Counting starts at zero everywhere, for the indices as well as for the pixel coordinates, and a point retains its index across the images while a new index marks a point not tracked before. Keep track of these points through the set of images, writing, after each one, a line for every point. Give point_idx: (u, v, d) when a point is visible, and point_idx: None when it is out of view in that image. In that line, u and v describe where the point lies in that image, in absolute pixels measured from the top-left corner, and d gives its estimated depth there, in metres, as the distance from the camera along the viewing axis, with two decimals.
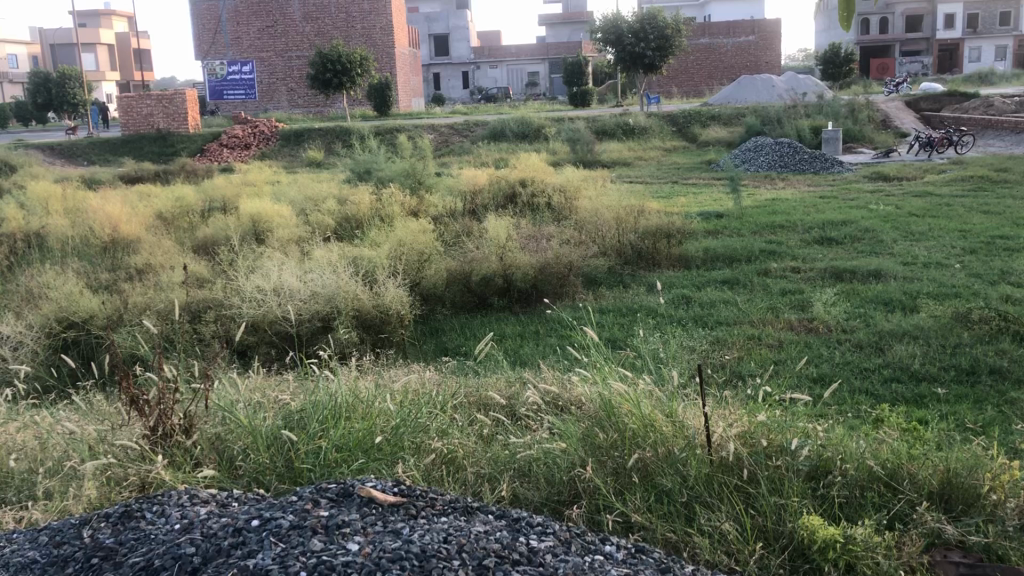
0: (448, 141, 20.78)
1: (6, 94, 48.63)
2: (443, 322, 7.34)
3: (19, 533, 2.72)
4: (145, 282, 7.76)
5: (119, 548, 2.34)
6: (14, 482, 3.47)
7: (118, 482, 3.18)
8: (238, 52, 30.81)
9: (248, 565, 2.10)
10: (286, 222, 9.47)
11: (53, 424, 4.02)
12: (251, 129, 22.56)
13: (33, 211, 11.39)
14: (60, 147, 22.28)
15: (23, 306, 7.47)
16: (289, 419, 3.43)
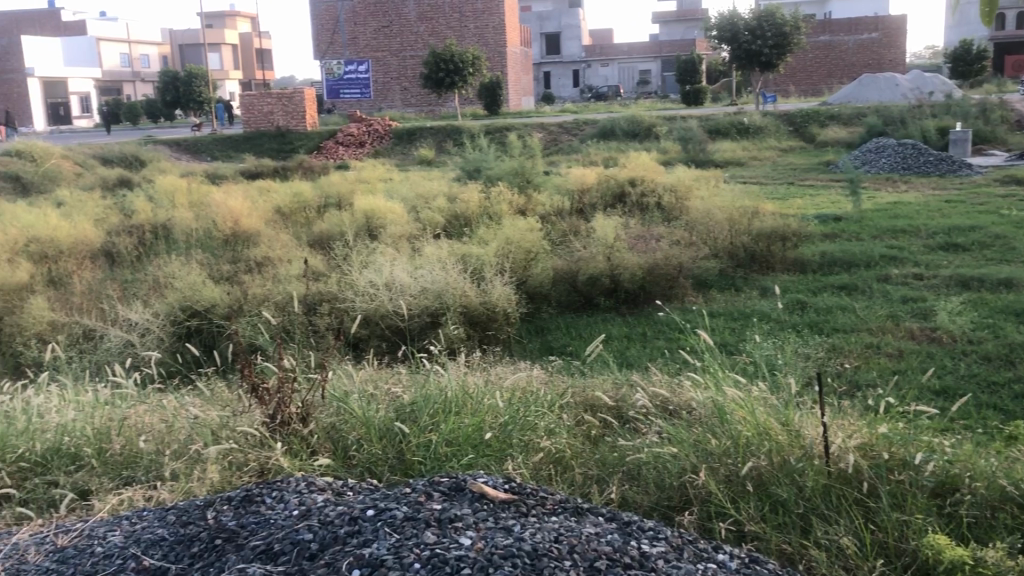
0: (557, 139, 20.76)
1: (138, 92, 51.03)
2: (549, 321, 7.36)
3: (149, 511, 2.87)
4: (263, 275, 8.04)
5: (241, 531, 2.43)
6: (143, 461, 3.67)
7: (238, 467, 3.31)
8: (354, 52, 31.51)
9: (364, 554, 2.14)
10: (398, 218, 9.68)
11: (179, 409, 4.22)
12: (365, 127, 23.09)
13: (161, 204, 11.97)
14: (185, 143, 23.31)
15: (151, 295, 7.85)
16: (401, 410, 3.49)
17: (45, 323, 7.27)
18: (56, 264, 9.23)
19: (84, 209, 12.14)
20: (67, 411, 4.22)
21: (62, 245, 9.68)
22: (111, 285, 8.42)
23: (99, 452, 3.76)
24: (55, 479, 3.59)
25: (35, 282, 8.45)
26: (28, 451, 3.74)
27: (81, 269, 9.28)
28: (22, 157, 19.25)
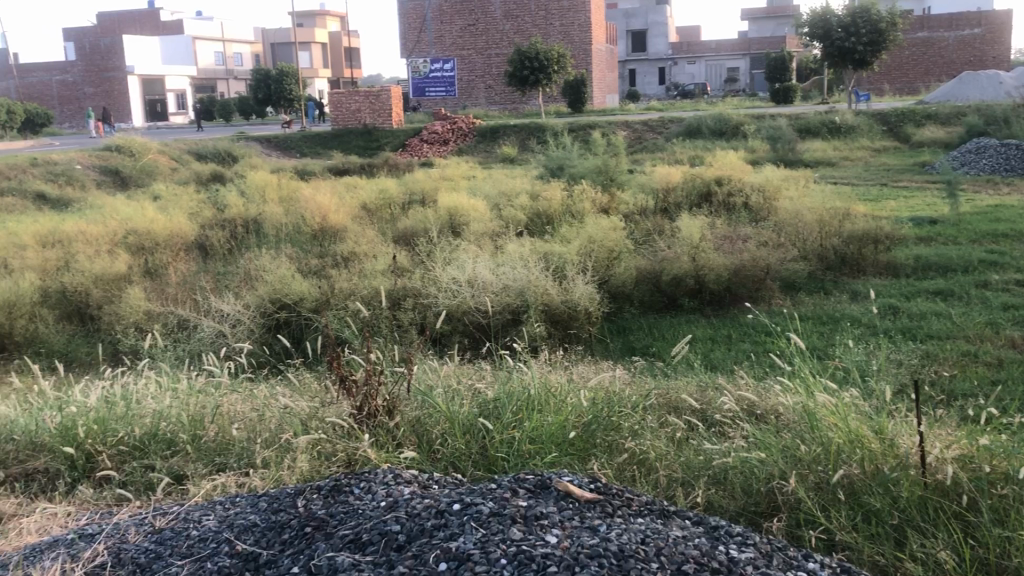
0: (642, 137, 20.61)
1: (232, 90, 52.40)
2: (631, 321, 7.32)
3: (242, 497, 2.96)
4: (350, 269, 8.20)
5: (330, 520, 2.48)
6: (234, 448, 3.80)
7: (326, 457, 3.39)
8: (440, 51, 31.93)
9: (451, 548, 2.16)
10: (481, 216, 9.74)
11: (269, 399, 4.35)
12: (450, 125, 23.29)
13: (252, 199, 12.30)
14: (276, 140, 23.92)
15: (242, 287, 8.09)
16: (484, 407, 3.53)
17: (143, 313, 7.58)
18: (153, 256, 9.60)
19: (179, 203, 12.57)
20: (164, 397, 4.39)
21: (158, 237, 10.06)
22: (204, 277, 8.71)
23: (194, 438, 3.91)
24: (152, 463, 3.74)
25: (134, 273, 8.80)
26: (127, 434, 3.90)
27: (176, 260, 9.62)
28: (122, 152, 20.03)
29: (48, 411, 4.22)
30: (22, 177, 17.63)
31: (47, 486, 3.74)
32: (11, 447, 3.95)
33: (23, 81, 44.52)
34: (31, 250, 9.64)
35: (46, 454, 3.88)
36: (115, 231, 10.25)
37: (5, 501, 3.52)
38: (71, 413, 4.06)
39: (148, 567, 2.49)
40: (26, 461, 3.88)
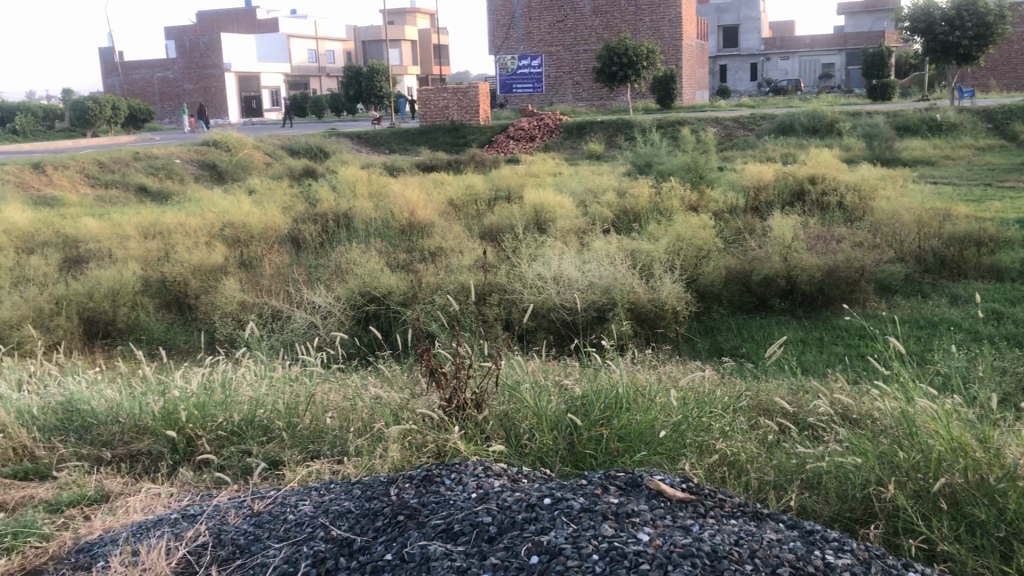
0: (732, 134, 20.28)
1: (324, 87, 53.51)
2: (720, 321, 7.22)
3: (337, 483, 3.04)
4: (437, 264, 8.30)
5: (422, 509, 2.53)
6: (328, 437, 3.91)
7: (417, 448, 3.45)
8: (528, 47, 32.10)
9: (543, 541, 2.18)
10: (568, 213, 9.73)
11: (361, 392, 4.47)
12: (536, 121, 23.31)
13: (343, 194, 12.56)
14: (366, 136, 24.37)
15: (333, 280, 8.27)
16: (572, 403, 3.54)
17: (238, 303, 7.83)
18: (247, 248, 9.90)
19: (273, 197, 12.92)
20: (258, 385, 4.54)
21: (253, 230, 10.37)
22: (297, 269, 8.93)
23: (289, 426, 4.05)
24: (249, 448, 3.87)
25: (229, 264, 9.09)
26: (225, 420, 4.05)
27: (270, 252, 9.89)
28: (218, 147, 20.69)
29: (151, 396, 4.41)
30: (126, 171, 18.39)
31: (150, 467, 3.90)
32: (117, 430, 4.15)
33: (127, 78, 46.37)
34: (134, 241, 10.04)
35: (149, 437, 4.05)
36: (212, 223, 10.61)
37: (112, 480, 3.69)
38: (172, 397, 4.24)
39: (246, 549, 2.58)
40: (131, 443, 4.06)
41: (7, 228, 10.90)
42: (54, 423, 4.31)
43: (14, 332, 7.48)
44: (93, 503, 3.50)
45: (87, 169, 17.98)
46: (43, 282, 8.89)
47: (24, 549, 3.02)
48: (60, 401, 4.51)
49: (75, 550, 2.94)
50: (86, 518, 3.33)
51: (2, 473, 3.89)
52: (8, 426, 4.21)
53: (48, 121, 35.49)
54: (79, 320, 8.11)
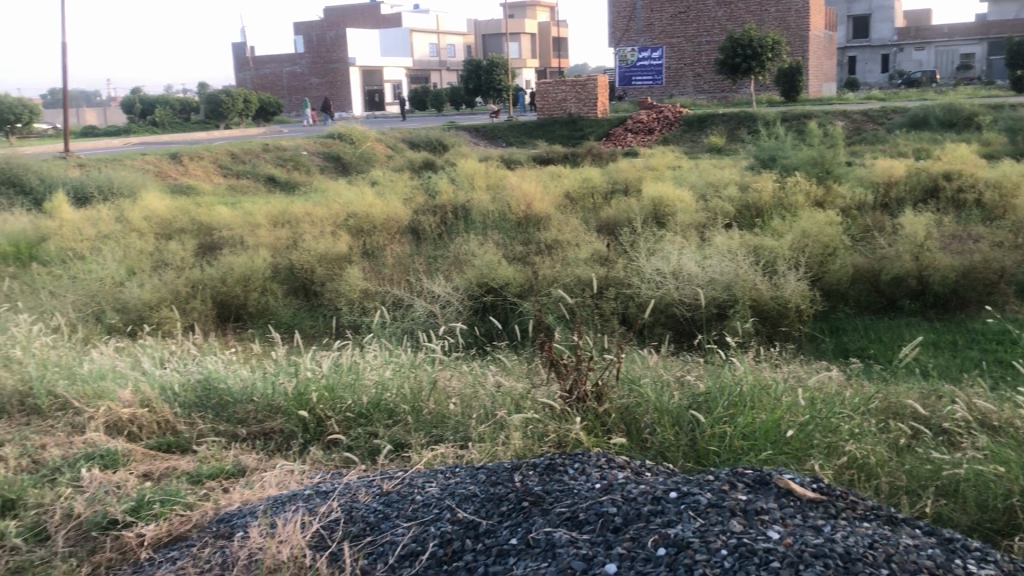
0: (861, 128, 19.57)
1: (444, 80, 54.48)
2: (846, 321, 7.02)
3: (461, 467, 3.11)
4: (554, 256, 8.35)
5: (546, 496, 2.57)
6: (450, 423, 4.01)
7: (539, 437, 3.50)
8: (649, 39, 31.76)
9: (670, 534, 2.19)
10: (688, 207, 9.62)
11: (483, 380, 4.57)
12: (656, 114, 23.05)
13: (462, 186, 12.78)
14: (484, 130, 24.65)
15: (452, 271, 8.44)
16: (695, 399, 3.53)
17: (361, 291, 8.09)
18: (370, 237, 10.19)
19: (395, 188, 13.25)
20: (382, 370, 4.70)
21: (376, 221, 10.66)
22: (417, 259, 9.13)
23: (414, 409, 4.17)
24: (375, 431, 4.01)
25: (353, 253, 9.38)
26: (353, 403, 4.22)
27: (391, 242, 10.16)
28: (343, 139, 21.33)
29: (284, 377, 4.62)
30: (256, 162, 19.18)
31: (283, 444, 4.07)
32: (252, 409, 4.37)
33: (258, 73, 48.33)
34: (264, 229, 10.49)
35: (281, 417, 4.25)
36: (338, 213, 10.96)
37: (248, 456, 3.87)
38: (304, 379, 4.44)
39: (376, 526, 2.69)
40: (265, 422, 4.27)
41: (148, 215, 11.54)
42: (193, 400, 4.55)
43: (155, 313, 7.93)
44: (231, 476, 3.69)
45: (220, 160, 18.86)
46: (181, 266, 9.39)
47: (170, 516, 3.22)
48: (199, 379, 4.77)
49: (216, 520, 3.12)
50: (225, 490, 3.52)
51: (147, 444, 4.13)
52: (152, 401, 4.47)
53: (184, 113, 37.31)
54: (213, 303, 8.52)
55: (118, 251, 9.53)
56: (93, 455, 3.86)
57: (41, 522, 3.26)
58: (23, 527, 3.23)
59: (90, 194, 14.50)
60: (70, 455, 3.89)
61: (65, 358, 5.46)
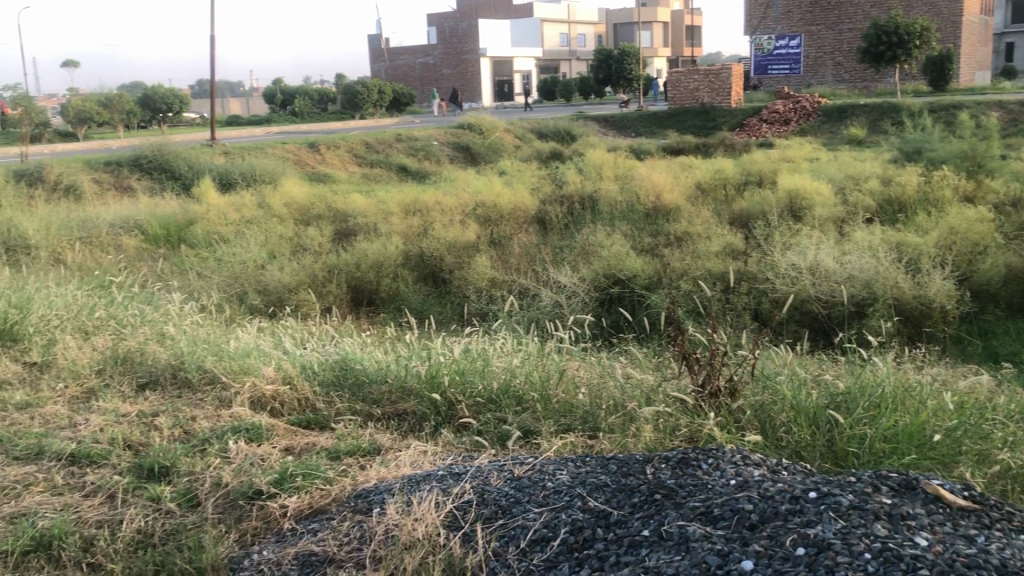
0: (1017, 119, 18.41)
1: (574, 70, 54.38)
2: (995, 324, 6.65)
3: (592, 457, 3.13)
4: (684, 249, 8.24)
5: (679, 490, 2.55)
6: (579, 413, 4.03)
7: (670, 431, 3.49)
8: (787, 27, 31.02)
9: (810, 534, 2.14)
10: (825, 200, 9.30)
11: (611, 371, 4.58)
12: (793, 104, 22.36)
13: (590, 176, 12.74)
14: (614, 120, 24.49)
15: (579, 261, 8.45)
16: (833, 398, 3.44)
17: (488, 280, 8.21)
18: (498, 226, 10.31)
19: (523, 178, 13.35)
20: (511, 358, 4.77)
21: (504, 211, 10.78)
22: (544, 249, 9.18)
23: (543, 397, 4.21)
24: (504, 417, 4.06)
25: (481, 242, 9.52)
26: (484, 389, 4.30)
27: (519, 232, 10.25)
28: (473, 129, 21.62)
29: (416, 361, 4.75)
30: (388, 151, 19.68)
31: (415, 425, 4.19)
32: (386, 390, 4.52)
33: (393, 64, 49.58)
34: (396, 217, 10.76)
35: (414, 399, 4.38)
36: (466, 203, 11.14)
37: (383, 435, 4.01)
38: (436, 363, 4.56)
39: (507, 509, 2.74)
40: (398, 403, 4.40)
41: (288, 202, 12.04)
42: (331, 378, 4.74)
43: (293, 295, 8.26)
44: (367, 454, 3.82)
45: (355, 150, 19.44)
46: (317, 251, 9.75)
47: (311, 489, 3.36)
48: (336, 359, 4.96)
49: (354, 495, 3.24)
50: (362, 467, 3.65)
51: (289, 419, 4.32)
52: (293, 378, 4.69)
53: (321, 103, 38.64)
54: (348, 287, 8.81)
55: (260, 236, 9.98)
56: (240, 428, 4.06)
57: (193, 489, 3.47)
58: (177, 493, 3.44)
59: (235, 180, 15.23)
60: (219, 428, 4.11)
61: (212, 335, 5.77)
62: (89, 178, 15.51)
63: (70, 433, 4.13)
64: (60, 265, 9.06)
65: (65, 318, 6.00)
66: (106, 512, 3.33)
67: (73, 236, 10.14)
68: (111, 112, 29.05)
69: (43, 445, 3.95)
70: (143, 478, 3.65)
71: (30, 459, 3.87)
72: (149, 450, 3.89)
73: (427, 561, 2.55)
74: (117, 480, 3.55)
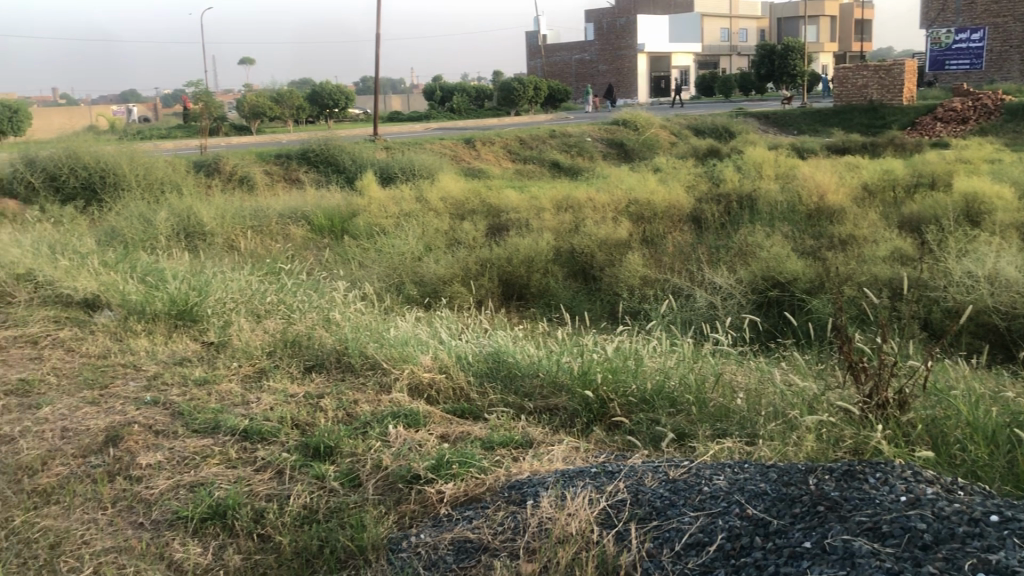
0: None
1: (734, 65, 52.76)
2: None
3: (750, 464, 3.06)
4: (849, 253, 7.92)
5: (844, 503, 2.46)
6: (735, 418, 3.95)
7: (833, 442, 3.37)
8: (969, 19, 29.06)
9: (991, 560, 2.02)
10: (1008, 205, 8.72)
11: (768, 376, 4.47)
12: (972, 102, 21.06)
13: (749, 175, 12.44)
14: (775, 117, 23.75)
15: (736, 262, 8.26)
16: (1014, 420, 3.25)
17: (640, 278, 8.16)
18: (652, 224, 10.21)
19: (678, 175, 13.14)
20: (665, 359, 4.73)
21: (658, 208, 10.65)
22: (700, 249, 9.03)
23: (698, 400, 4.16)
24: (657, 417, 4.02)
25: (633, 239, 9.46)
26: (637, 388, 4.29)
27: (673, 230, 10.11)
28: (628, 125, 21.46)
29: (569, 357, 4.78)
30: (542, 148, 19.85)
31: (566, 421, 4.21)
32: (538, 384, 4.57)
33: (550, 60, 49.96)
34: (548, 213, 10.84)
35: (566, 395, 4.41)
36: (620, 200, 11.09)
37: (535, 428, 4.05)
38: (590, 360, 4.58)
39: (662, 511, 2.72)
40: (549, 397, 4.44)
41: (444, 196, 12.34)
42: (485, 370, 4.84)
43: (447, 287, 8.47)
44: (521, 446, 3.87)
45: (511, 145, 19.69)
46: (472, 244, 9.95)
47: (467, 478, 3.44)
48: (489, 351, 5.05)
49: (507, 486, 3.30)
50: (515, 459, 3.70)
51: (444, 407, 4.43)
52: (449, 368, 4.81)
53: (478, 100, 39.35)
54: (500, 281, 8.94)
55: (418, 229, 10.29)
56: (398, 414, 4.20)
57: (355, 469, 3.62)
58: (340, 472, 3.61)
59: (395, 174, 15.76)
60: (379, 412, 4.28)
61: (373, 323, 5.98)
62: (261, 169, 16.41)
63: (243, 410, 4.40)
64: (234, 252, 9.64)
65: (239, 302, 6.38)
66: (274, 487, 3.53)
67: (246, 225, 10.77)
68: (282, 108, 30.62)
69: (219, 420, 4.22)
70: (309, 457, 3.85)
71: (207, 433, 4.15)
72: (314, 430, 4.09)
73: (581, 556, 2.56)
74: (286, 458, 3.76)
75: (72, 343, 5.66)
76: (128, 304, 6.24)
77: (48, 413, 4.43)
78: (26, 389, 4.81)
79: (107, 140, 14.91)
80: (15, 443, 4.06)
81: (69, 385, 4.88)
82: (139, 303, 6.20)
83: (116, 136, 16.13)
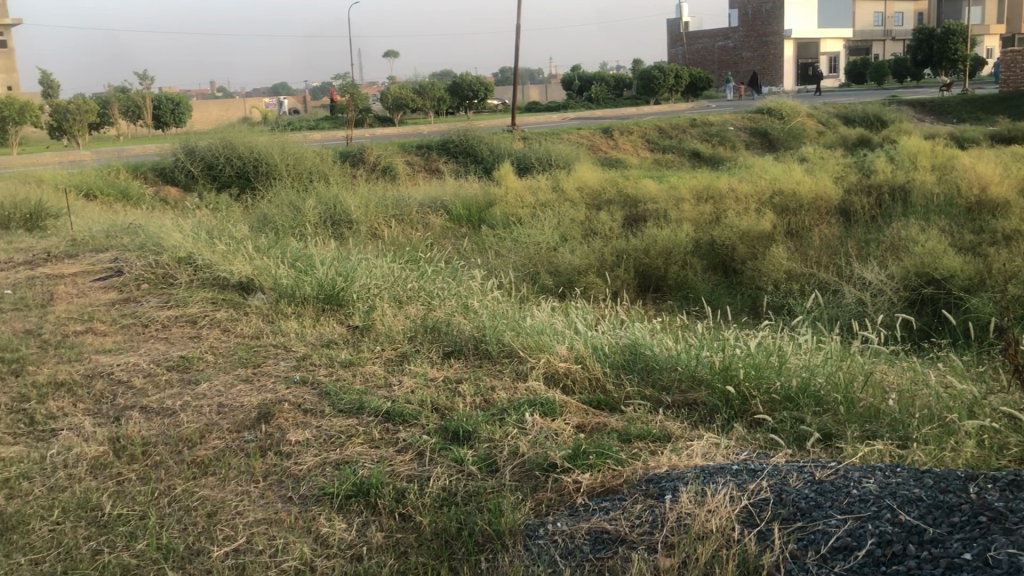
0: None
1: (887, 51, 50.14)
2: None
3: (903, 467, 2.91)
4: (1013, 249, 7.43)
5: (1009, 514, 2.32)
6: (887, 420, 3.79)
7: (997, 450, 3.20)
8: None
9: None
10: None
11: (920, 378, 4.26)
12: None
13: (902, 166, 11.81)
14: (932, 106, 22.44)
15: (887, 257, 7.88)
16: None
17: (784, 271, 7.92)
18: (796, 216, 9.87)
19: (825, 166, 12.62)
20: (810, 356, 4.57)
21: (804, 200, 10.27)
22: (848, 243, 8.65)
23: (846, 400, 4.01)
24: (802, 416, 3.89)
25: (777, 232, 9.17)
26: (781, 385, 4.16)
27: (819, 223, 9.74)
28: (772, 114, 20.82)
29: (708, 351, 4.68)
30: (682, 137, 19.49)
31: (705, 416, 4.12)
32: (676, 377, 4.51)
33: (692, 47, 49.12)
34: (687, 204, 10.64)
35: (706, 389, 4.32)
36: (763, 191, 10.78)
37: (672, 422, 3.99)
38: (731, 355, 4.47)
39: (808, 512, 2.63)
40: (688, 392, 4.36)
41: (581, 187, 12.30)
42: (621, 362, 4.81)
43: (583, 277, 8.44)
44: (658, 440, 3.82)
45: (649, 135, 19.43)
46: (608, 235, 9.89)
47: (604, 469, 3.43)
48: (626, 343, 5.01)
49: (645, 479, 3.27)
50: (653, 452, 3.66)
51: (580, 398, 4.43)
52: (585, 358, 4.80)
53: (617, 89, 39.00)
54: (636, 272, 8.83)
55: (554, 219, 10.31)
56: (534, 402, 4.22)
57: (492, 455, 3.67)
58: (478, 457, 3.66)
59: (532, 165, 15.88)
60: (515, 400, 4.31)
61: (510, 311, 6.04)
62: (403, 160, 16.82)
63: (386, 392, 4.53)
64: (378, 239, 9.94)
65: (382, 288, 6.58)
66: (415, 468, 3.62)
67: (388, 213, 11.09)
68: (424, 99, 31.22)
69: (363, 402, 4.36)
70: (448, 440, 3.92)
71: (352, 414, 4.29)
72: (453, 414, 4.17)
73: (720, 554, 2.51)
74: (425, 440, 3.85)
75: (228, 324, 5.98)
76: (279, 288, 6.53)
77: (206, 389, 4.70)
78: (186, 366, 5.12)
79: (260, 130, 15.63)
80: (176, 417, 4.33)
81: (225, 363, 5.16)
82: (289, 287, 6.47)
83: (269, 127, 16.84)
